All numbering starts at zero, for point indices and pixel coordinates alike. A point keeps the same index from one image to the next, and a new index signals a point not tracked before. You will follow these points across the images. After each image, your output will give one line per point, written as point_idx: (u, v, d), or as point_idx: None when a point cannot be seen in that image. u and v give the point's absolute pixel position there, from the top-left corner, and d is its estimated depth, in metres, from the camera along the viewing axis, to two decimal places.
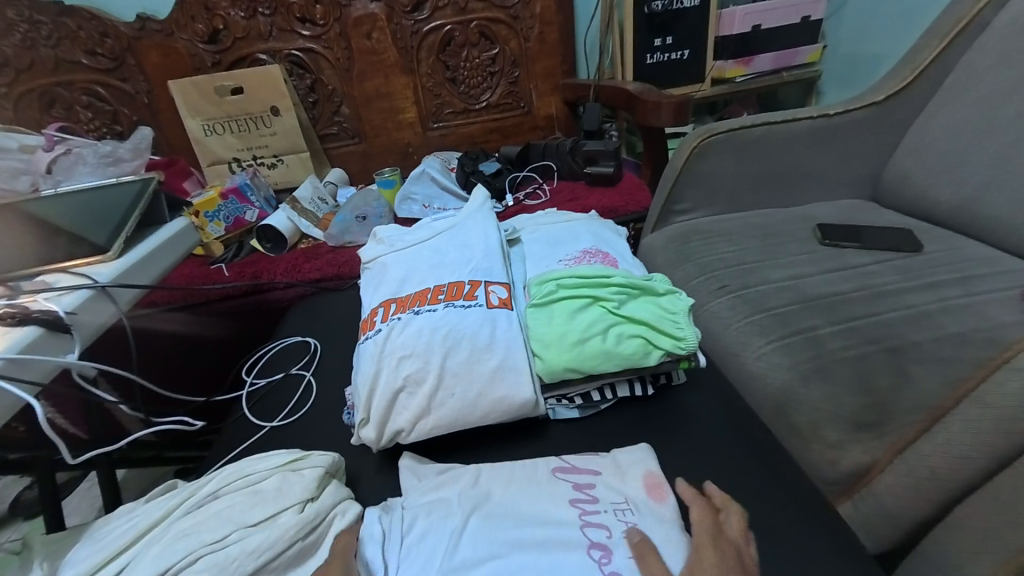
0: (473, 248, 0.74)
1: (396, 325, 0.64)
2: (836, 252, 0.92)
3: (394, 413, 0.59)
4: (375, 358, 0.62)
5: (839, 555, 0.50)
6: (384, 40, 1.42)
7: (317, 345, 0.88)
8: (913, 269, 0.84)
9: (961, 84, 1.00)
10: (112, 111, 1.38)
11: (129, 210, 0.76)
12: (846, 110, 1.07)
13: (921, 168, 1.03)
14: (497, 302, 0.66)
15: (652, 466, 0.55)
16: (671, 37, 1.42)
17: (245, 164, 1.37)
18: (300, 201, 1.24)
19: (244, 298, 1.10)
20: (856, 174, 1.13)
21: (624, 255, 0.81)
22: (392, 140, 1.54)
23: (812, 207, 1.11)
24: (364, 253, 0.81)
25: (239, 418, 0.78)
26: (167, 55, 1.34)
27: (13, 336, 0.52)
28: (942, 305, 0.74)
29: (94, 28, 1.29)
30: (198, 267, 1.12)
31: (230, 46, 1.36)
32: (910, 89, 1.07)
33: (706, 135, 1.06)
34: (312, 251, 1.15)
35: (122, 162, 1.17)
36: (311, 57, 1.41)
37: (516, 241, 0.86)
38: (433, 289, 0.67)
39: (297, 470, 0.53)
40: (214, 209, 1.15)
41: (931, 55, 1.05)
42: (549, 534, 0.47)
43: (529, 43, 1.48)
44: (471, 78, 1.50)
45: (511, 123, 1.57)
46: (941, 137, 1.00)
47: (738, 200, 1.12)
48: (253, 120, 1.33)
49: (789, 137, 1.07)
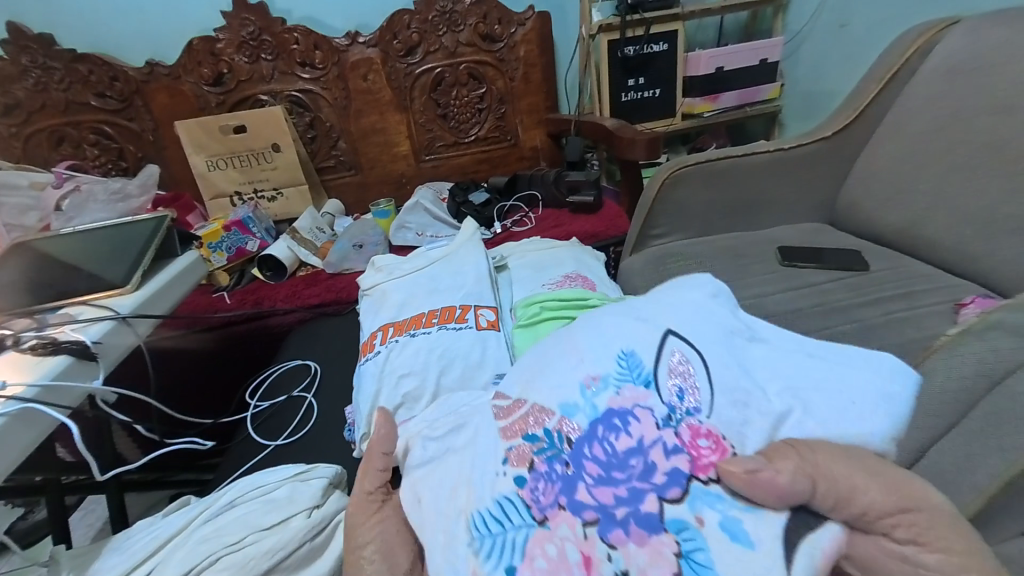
0: (463, 275, 0.81)
1: (395, 347, 0.70)
2: (795, 271, 1.01)
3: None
4: (376, 377, 0.68)
5: None
6: (380, 82, 1.53)
7: (319, 367, 0.93)
8: (862, 286, 0.94)
9: (897, 122, 1.12)
10: (118, 149, 1.45)
11: (145, 246, 0.83)
12: (800, 144, 1.19)
13: (869, 194, 1.14)
14: (487, 323, 0.73)
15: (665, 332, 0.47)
16: (644, 77, 1.55)
17: (246, 197, 1.44)
18: (300, 230, 1.31)
19: (247, 324, 1.15)
20: (813, 200, 1.25)
21: (603, 280, 0.89)
22: (387, 171, 1.63)
23: (775, 230, 1.21)
24: (365, 281, 0.88)
25: (244, 439, 0.83)
26: (174, 96, 1.43)
27: (47, 364, 0.57)
28: (885, 319, 0.83)
29: (105, 73, 1.38)
30: (202, 296, 1.18)
31: (234, 88, 1.46)
32: (856, 124, 1.19)
33: (676, 167, 1.16)
34: (312, 278, 1.21)
35: (130, 197, 1.23)
36: (311, 97, 1.51)
37: (504, 267, 0.94)
38: (428, 313, 0.74)
39: (304, 481, 0.58)
40: (217, 240, 1.22)
41: (871, 96, 1.18)
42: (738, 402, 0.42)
43: (514, 82, 1.61)
44: (461, 114, 1.61)
45: (498, 155, 1.68)
46: (883, 168, 1.12)
47: (708, 225, 1.22)
48: (255, 156, 1.41)
49: (751, 168, 1.18)
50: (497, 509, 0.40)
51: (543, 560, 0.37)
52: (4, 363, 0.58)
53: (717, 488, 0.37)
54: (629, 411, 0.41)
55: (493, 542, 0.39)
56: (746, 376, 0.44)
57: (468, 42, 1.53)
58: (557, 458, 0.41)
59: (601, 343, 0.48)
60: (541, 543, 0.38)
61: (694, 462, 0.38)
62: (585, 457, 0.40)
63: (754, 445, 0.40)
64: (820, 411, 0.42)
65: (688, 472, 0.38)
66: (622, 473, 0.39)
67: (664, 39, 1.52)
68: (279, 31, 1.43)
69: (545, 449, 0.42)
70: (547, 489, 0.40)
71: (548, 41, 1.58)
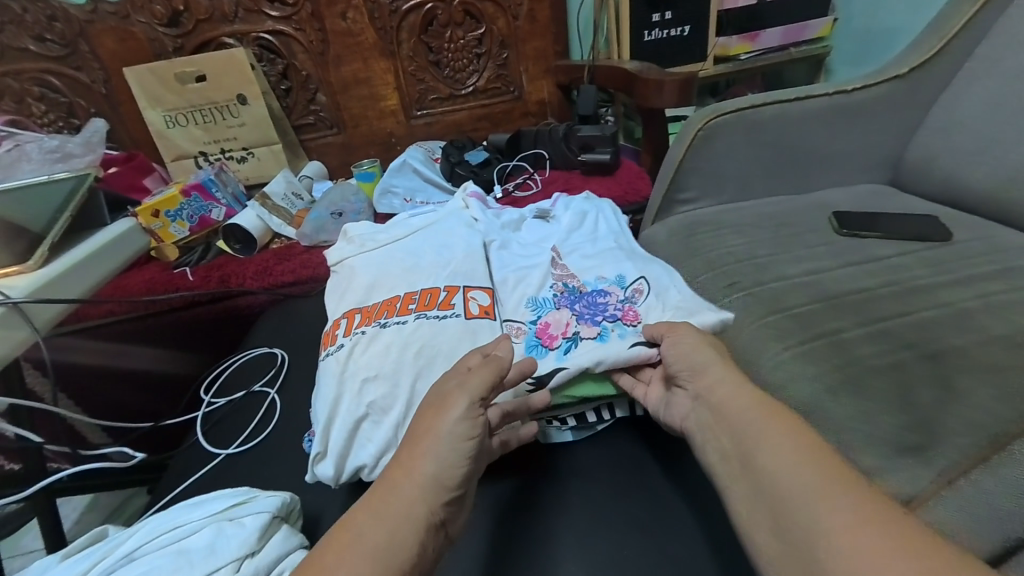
0: (450, 249, 0.65)
1: (361, 340, 0.55)
2: (857, 243, 0.83)
3: (350, 450, 0.50)
4: (335, 380, 0.53)
5: None
6: (362, 21, 1.31)
7: (285, 357, 0.79)
8: (944, 261, 0.76)
9: (995, 55, 0.90)
10: (67, 104, 1.28)
11: (61, 210, 0.67)
12: (865, 86, 0.98)
13: (948, 149, 0.94)
14: (478, 310, 0.57)
15: (664, 300, 0.58)
16: (671, 12, 1.31)
17: (213, 158, 1.27)
18: (271, 197, 1.14)
19: (213, 304, 1.01)
20: (874, 158, 1.05)
21: (626, 234, 0.71)
22: (374, 129, 1.44)
23: (826, 193, 1.02)
24: (332, 254, 0.72)
25: (193, 444, 0.70)
26: (124, 40, 1.23)
27: None
28: (981, 302, 0.66)
29: (41, 11, 1.18)
30: (161, 271, 1.03)
31: (193, 29, 1.25)
32: (937, 60, 0.98)
33: (711, 116, 0.96)
34: (285, 252, 1.06)
35: (71, 158, 1.07)
36: (282, 41, 1.30)
37: (515, 230, 0.73)
38: (405, 297, 0.59)
39: (238, 518, 0.45)
40: (176, 207, 1.04)
41: (961, 23, 0.96)
42: (680, 306, 0.57)
43: (518, 21, 1.38)
44: (457, 61, 1.40)
45: (501, 110, 1.48)
46: (968, 115, 0.91)
47: (746, 187, 1.03)
48: (219, 110, 1.22)
49: (803, 117, 0.98)
50: (534, 303, 0.59)
51: (550, 320, 0.57)
52: None
53: (624, 331, 0.55)
54: (603, 290, 0.59)
55: (534, 308, 0.59)
56: (671, 293, 0.59)
57: None
58: (573, 297, 0.59)
59: (612, 260, 0.63)
60: (558, 318, 0.57)
61: (623, 317, 0.56)
62: (578, 297, 0.59)
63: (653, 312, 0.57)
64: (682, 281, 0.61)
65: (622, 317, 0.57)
66: (591, 304, 0.58)
67: None
68: None
69: (568, 293, 0.60)
70: (577, 303, 0.58)
71: None
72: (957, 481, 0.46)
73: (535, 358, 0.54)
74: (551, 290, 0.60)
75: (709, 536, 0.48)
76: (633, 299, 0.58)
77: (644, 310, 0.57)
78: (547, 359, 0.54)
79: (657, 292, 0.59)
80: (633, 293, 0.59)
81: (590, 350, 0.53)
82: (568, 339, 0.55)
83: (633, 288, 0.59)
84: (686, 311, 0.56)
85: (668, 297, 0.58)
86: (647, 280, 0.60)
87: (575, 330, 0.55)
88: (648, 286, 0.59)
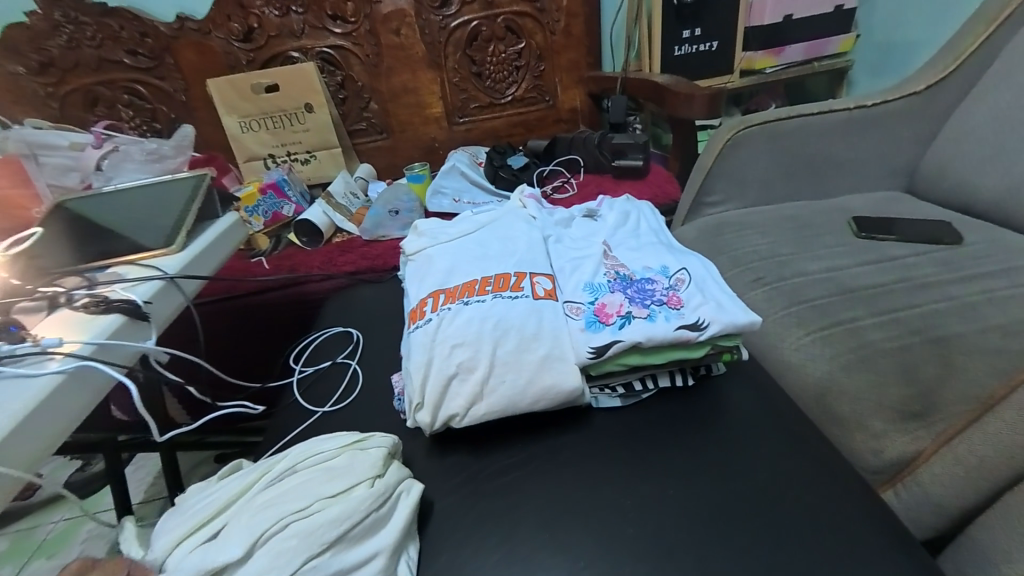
0: (515, 241, 0.76)
1: (446, 315, 0.66)
2: (873, 244, 0.92)
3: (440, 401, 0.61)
4: (427, 347, 0.64)
5: (876, 537, 0.53)
6: (412, 36, 1.43)
7: (360, 336, 0.91)
8: (954, 261, 0.84)
9: (1004, 73, 0.98)
10: (151, 110, 1.42)
11: (188, 204, 0.82)
12: (883, 101, 1.07)
13: (963, 158, 1.02)
14: (543, 292, 0.68)
15: (706, 292, 0.67)
16: (699, 29, 1.41)
17: (279, 160, 1.41)
18: (334, 196, 1.27)
19: (284, 290, 1.13)
20: (890, 166, 1.12)
21: (662, 231, 0.81)
22: (418, 134, 1.56)
23: (845, 198, 1.10)
24: (408, 245, 0.83)
25: (289, 404, 0.82)
26: (203, 54, 1.37)
27: (99, 323, 0.56)
28: (984, 296, 0.74)
29: (135, 29, 1.33)
30: (240, 260, 1.16)
31: (264, 44, 1.39)
32: (950, 78, 1.06)
33: (739, 127, 1.06)
34: (346, 245, 1.18)
35: (165, 158, 1.24)
36: (340, 54, 1.43)
37: (566, 227, 0.84)
38: (480, 280, 0.70)
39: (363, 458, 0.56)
40: (253, 204, 1.21)
41: (973, 43, 1.05)
42: (721, 300, 0.65)
43: (555, 36, 1.49)
44: (497, 72, 1.51)
45: (536, 117, 1.59)
46: (980, 127, 0.99)
47: (769, 192, 1.12)
48: (287, 117, 1.36)
49: (823, 128, 1.07)
50: (590, 287, 0.69)
51: (605, 301, 0.67)
52: (58, 320, 0.58)
53: (670, 313, 0.64)
54: (648, 278, 0.70)
55: (590, 292, 0.69)
56: (714, 288, 0.67)
57: None
58: (624, 284, 0.69)
59: (657, 255, 0.73)
60: (613, 299, 0.67)
61: (667, 301, 0.66)
62: (629, 285, 0.69)
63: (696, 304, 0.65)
64: (720, 280, 0.69)
65: (667, 301, 0.66)
66: (639, 291, 0.68)
67: None
68: None
69: (619, 280, 0.70)
70: (627, 289, 0.68)
71: None
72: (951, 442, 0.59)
73: (593, 331, 0.64)
74: (604, 276, 0.71)
75: (739, 482, 0.58)
76: (675, 286, 0.68)
77: (688, 300, 0.66)
78: (602, 333, 0.63)
79: (696, 283, 0.68)
80: (674, 282, 0.69)
81: (641, 326, 0.63)
82: (621, 316, 0.64)
83: (675, 277, 0.69)
84: (725, 301, 0.65)
85: (706, 286, 0.67)
86: (689, 274, 0.69)
87: (628, 311, 0.65)
88: (688, 277, 0.69)
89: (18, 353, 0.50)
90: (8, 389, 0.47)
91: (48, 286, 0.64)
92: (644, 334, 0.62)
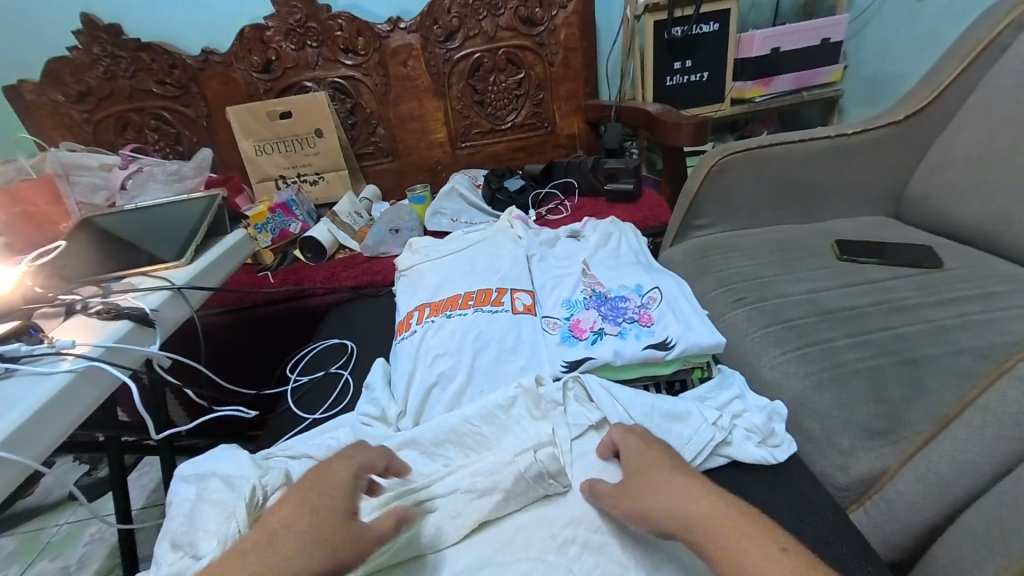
0: (501, 259, 0.81)
1: (431, 327, 0.72)
2: (855, 267, 0.94)
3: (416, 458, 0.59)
4: (413, 356, 0.70)
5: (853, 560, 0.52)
6: (419, 68, 1.53)
7: (354, 347, 0.96)
8: (933, 285, 0.86)
9: (982, 105, 1.02)
10: (175, 134, 1.52)
11: (198, 224, 0.89)
12: (864, 129, 1.10)
13: (945, 185, 1.04)
14: (522, 307, 0.73)
15: (679, 311, 0.70)
16: (691, 61, 1.48)
17: (290, 181, 1.50)
18: (339, 214, 1.34)
19: (289, 303, 1.18)
20: (876, 192, 1.15)
21: (643, 252, 0.85)
22: (423, 158, 1.64)
23: (830, 223, 1.13)
24: (402, 261, 0.88)
25: (284, 412, 0.86)
26: (226, 83, 1.48)
27: (111, 327, 0.62)
28: (960, 320, 0.76)
29: (165, 61, 1.43)
30: (249, 273, 1.24)
31: (281, 75, 1.49)
32: (929, 109, 1.10)
33: (725, 153, 1.10)
34: (349, 261, 1.24)
35: (185, 178, 1.32)
36: (352, 84, 1.52)
37: (551, 246, 0.89)
38: (464, 295, 0.75)
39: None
40: (263, 221, 1.26)
41: (950, 77, 1.09)
42: (691, 321, 0.68)
43: (554, 67, 1.57)
44: (499, 101, 1.59)
45: (535, 142, 1.65)
46: (960, 156, 1.02)
47: (756, 215, 1.15)
48: (299, 141, 1.46)
49: (807, 155, 1.11)
50: (567, 304, 0.73)
51: (580, 317, 0.71)
52: (75, 325, 0.63)
53: (641, 330, 0.67)
54: (623, 295, 0.73)
55: (567, 309, 0.73)
56: (686, 307, 0.70)
57: (508, 26, 1.51)
58: (600, 300, 0.73)
59: (635, 274, 0.77)
60: (587, 315, 0.71)
61: (639, 319, 0.69)
62: (606, 302, 0.72)
63: (668, 324, 0.67)
64: (692, 299, 0.72)
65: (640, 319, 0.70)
66: (614, 308, 0.71)
67: (714, 19, 1.44)
68: (324, 18, 1.44)
69: (594, 298, 0.73)
70: (602, 305, 0.72)
71: (590, 24, 1.53)
72: (914, 457, 0.58)
73: (568, 346, 0.68)
74: (581, 293, 0.75)
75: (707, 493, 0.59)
76: (649, 304, 0.71)
77: (659, 317, 0.69)
78: (573, 348, 0.67)
79: (667, 301, 0.71)
80: (648, 299, 0.72)
81: (612, 342, 0.66)
82: (593, 331, 0.68)
83: (648, 295, 0.73)
84: (695, 320, 0.68)
85: (677, 305, 0.71)
86: (663, 293, 0.73)
87: (601, 327, 0.68)
88: (661, 295, 0.72)
89: (36, 353, 0.55)
90: (25, 385, 0.52)
91: (67, 293, 0.69)
92: (613, 352, 0.65)
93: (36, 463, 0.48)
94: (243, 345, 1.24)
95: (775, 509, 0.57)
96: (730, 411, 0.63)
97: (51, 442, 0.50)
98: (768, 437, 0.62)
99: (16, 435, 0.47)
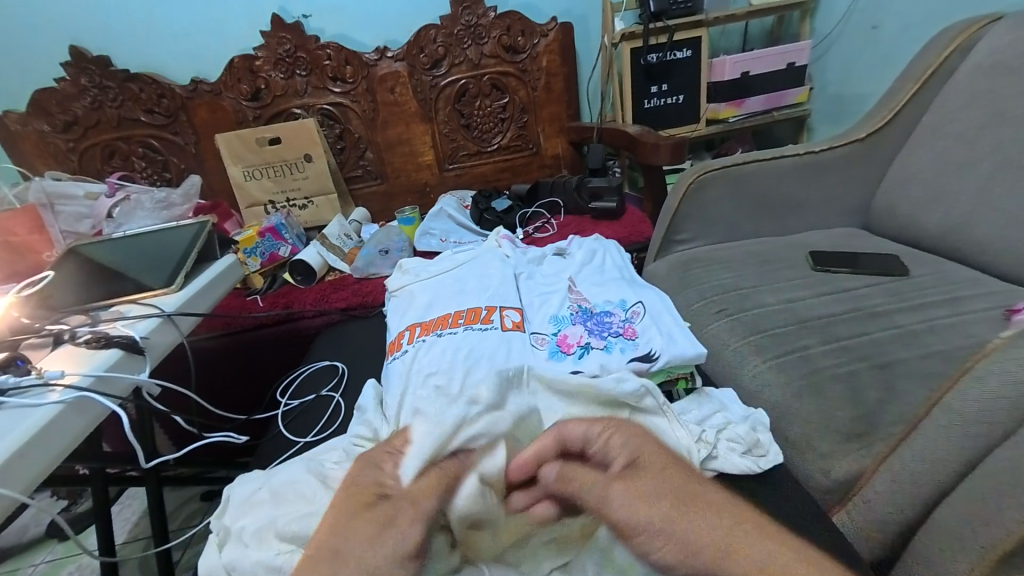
0: (489, 277, 0.83)
1: (422, 346, 0.73)
2: (829, 277, 0.98)
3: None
4: (404, 376, 0.71)
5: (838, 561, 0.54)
6: (406, 94, 1.57)
7: (345, 369, 0.96)
8: (901, 292, 0.90)
9: (935, 123, 1.09)
10: (163, 161, 1.53)
11: (188, 249, 0.90)
12: (830, 147, 1.17)
13: (906, 198, 1.10)
14: (511, 324, 0.75)
15: (663, 323, 0.72)
16: (667, 84, 1.55)
17: (279, 206, 1.51)
18: (328, 237, 1.35)
19: (278, 326, 1.18)
20: (846, 205, 1.22)
21: (626, 268, 0.88)
22: (412, 180, 1.67)
23: (805, 235, 1.18)
24: (391, 282, 0.90)
25: (276, 435, 0.85)
26: (215, 111, 1.50)
27: (99, 357, 0.62)
28: (928, 325, 0.79)
29: (153, 91, 1.45)
30: (237, 298, 1.24)
31: (270, 102, 1.52)
32: (889, 127, 1.17)
33: (702, 171, 1.15)
34: (339, 283, 1.25)
35: (174, 206, 1.33)
36: (341, 110, 1.56)
37: (538, 264, 0.92)
38: (454, 313, 0.76)
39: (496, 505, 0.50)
40: (252, 246, 1.26)
41: (906, 98, 1.16)
42: (674, 333, 0.70)
43: (537, 92, 1.63)
44: (484, 124, 1.64)
45: (520, 163, 1.70)
46: (920, 169, 1.08)
47: (734, 230, 1.20)
48: (288, 166, 1.48)
49: (778, 172, 1.17)
50: (554, 320, 0.76)
51: (568, 332, 0.73)
52: (61, 354, 0.62)
53: (625, 343, 0.69)
54: (608, 309, 0.76)
55: (555, 325, 0.75)
56: (668, 318, 0.73)
57: (492, 54, 1.57)
58: (586, 315, 0.75)
59: (619, 289, 0.79)
60: (574, 330, 0.73)
61: (624, 332, 0.71)
62: (591, 317, 0.75)
63: (653, 336, 0.70)
64: (674, 313, 0.75)
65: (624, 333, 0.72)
66: (599, 321, 0.74)
67: (687, 46, 1.53)
68: (313, 48, 1.48)
69: (581, 313, 0.76)
70: (588, 320, 0.74)
71: (570, 50, 1.60)
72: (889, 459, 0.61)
73: (556, 361, 0.69)
74: (568, 309, 0.77)
75: None
76: (633, 317, 0.74)
77: (644, 329, 0.71)
78: (561, 363, 0.69)
79: (651, 315, 0.74)
80: (632, 313, 0.75)
81: (599, 356, 0.68)
82: (580, 345, 0.70)
83: (632, 309, 0.75)
84: (678, 332, 0.71)
85: (660, 318, 0.73)
86: (646, 306, 0.75)
87: (588, 341, 0.71)
88: (644, 308, 0.75)
89: (23, 385, 0.55)
90: (11, 419, 0.51)
91: (55, 322, 0.69)
92: (599, 365, 0.67)
93: (22, 496, 0.47)
94: (233, 370, 1.23)
95: (762, 514, 0.58)
96: (714, 424, 0.64)
97: (40, 473, 0.50)
98: (753, 446, 0.63)
99: (3, 469, 0.46)
